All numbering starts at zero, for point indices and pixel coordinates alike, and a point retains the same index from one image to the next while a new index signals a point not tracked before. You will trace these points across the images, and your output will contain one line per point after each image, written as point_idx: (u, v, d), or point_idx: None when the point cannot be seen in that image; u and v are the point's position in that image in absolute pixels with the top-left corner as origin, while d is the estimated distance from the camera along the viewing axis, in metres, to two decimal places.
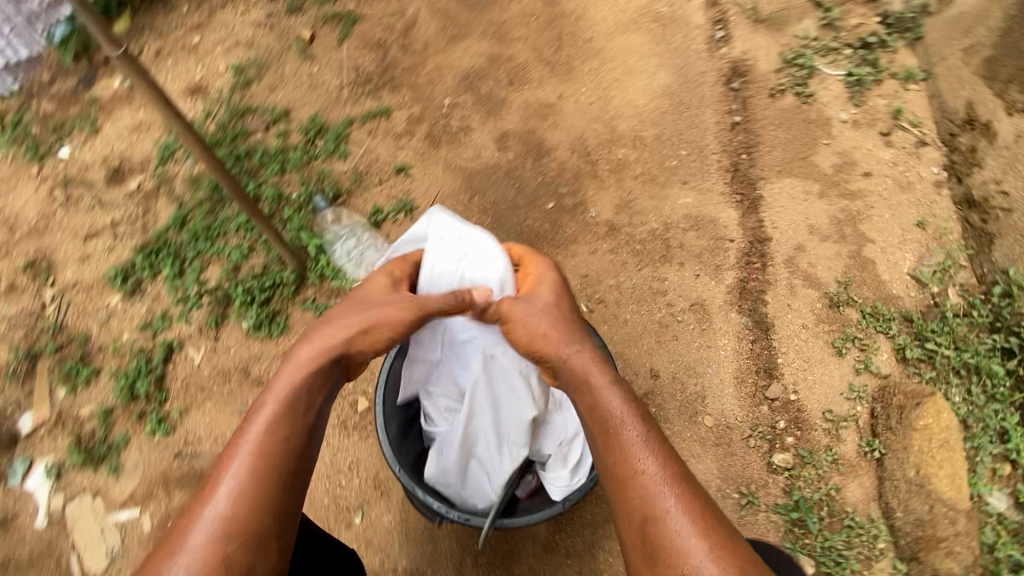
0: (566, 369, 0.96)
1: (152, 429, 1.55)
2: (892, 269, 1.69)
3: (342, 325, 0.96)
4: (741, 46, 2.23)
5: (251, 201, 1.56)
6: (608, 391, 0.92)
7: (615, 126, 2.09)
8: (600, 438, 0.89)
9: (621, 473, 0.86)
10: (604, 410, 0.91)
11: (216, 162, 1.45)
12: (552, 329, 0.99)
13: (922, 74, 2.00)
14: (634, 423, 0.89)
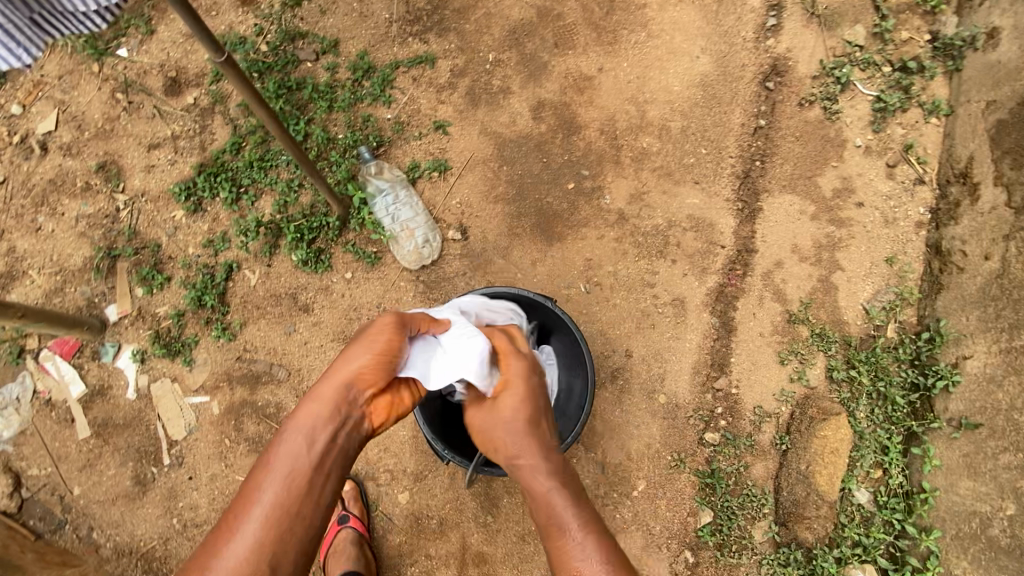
0: (524, 472, 1.26)
1: (218, 335, 1.92)
2: (850, 298, 1.96)
3: (348, 370, 1.18)
4: (788, 42, 2.21)
5: (299, 148, 1.70)
6: (556, 491, 1.21)
7: (645, 112, 2.17)
8: (547, 534, 1.17)
9: (565, 564, 1.12)
10: (552, 509, 1.19)
11: (280, 124, 1.63)
12: (507, 439, 1.30)
13: (946, 110, 2.08)
14: (575, 522, 1.16)
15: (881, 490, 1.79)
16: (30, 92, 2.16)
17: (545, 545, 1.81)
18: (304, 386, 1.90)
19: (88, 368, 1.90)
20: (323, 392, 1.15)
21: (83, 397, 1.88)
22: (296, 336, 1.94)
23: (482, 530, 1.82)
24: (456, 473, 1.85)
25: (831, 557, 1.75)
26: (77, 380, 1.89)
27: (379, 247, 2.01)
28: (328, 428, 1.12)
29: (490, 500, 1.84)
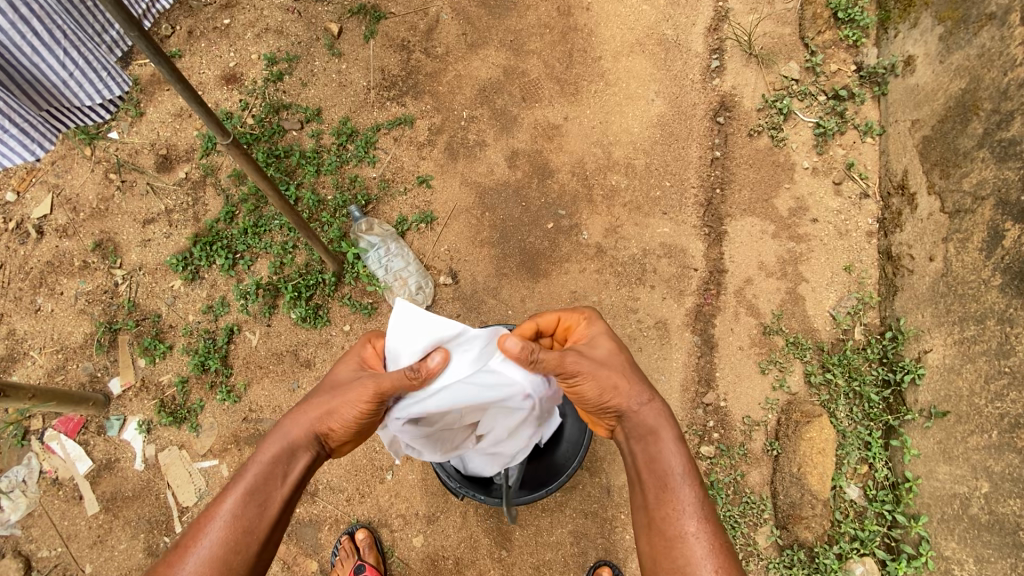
0: (636, 420, 1.16)
1: (223, 398, 1.97)
2: (817, 307, 2.12)
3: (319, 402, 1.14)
4: (732, 81, 2.44)
5: (308, 228, 1.88)
6: (670, 446, 1.14)
7: (611, 153, 2.35)
8: (657, 488, 1.10)
9: (669, 524, 1.07)
10: (664, 464, 1.12)
11: (286, 203, 1.77)
12: (623, 384, 1.16)
13: (878, 130, 2.32)
14: (689, 483, 1.10)
15: (870, 485, 1.92)
16: (23, 179, 2.23)
17: (561, 573, 1.86)
18: None
19: (94, 443, 1.94)
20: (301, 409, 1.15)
21: (90, 473, 1.92)
22: (300, 391, 2.01)
23: (498, 564, 1.86)
24: (467, 511, 1.89)
25: (832, 553, 1.84)
26: (84, 456, 1.93)
27: (374, 298, 2.11)
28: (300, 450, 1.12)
29: (503, 534, 1.88)
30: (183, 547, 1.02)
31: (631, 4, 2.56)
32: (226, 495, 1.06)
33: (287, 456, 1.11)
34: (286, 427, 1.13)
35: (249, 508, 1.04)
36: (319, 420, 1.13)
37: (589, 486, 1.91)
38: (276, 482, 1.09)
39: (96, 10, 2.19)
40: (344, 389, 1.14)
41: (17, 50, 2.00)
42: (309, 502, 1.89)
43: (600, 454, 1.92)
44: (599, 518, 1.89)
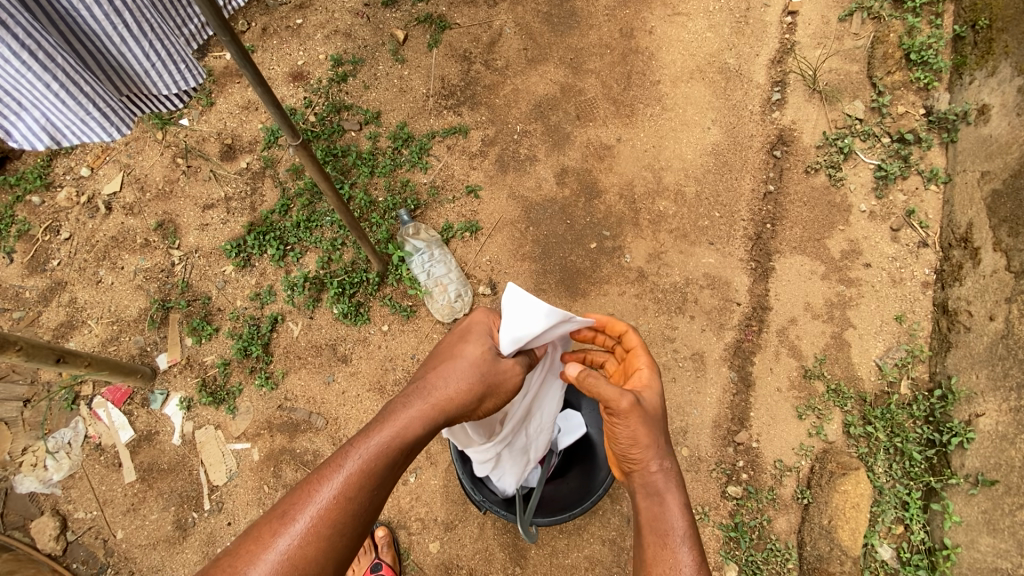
0: (648, 480, 1.14)
1: (261, 384, 2.03)
2: (863, 355, 2.05)
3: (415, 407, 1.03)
4: (792, 115, 2.40)
5: (361, 229, 1.94)
6: (675, 511, 1.11)
7: (661, 178, 2.34)
8: (656, 546, 1.07)
9: None
10: (666, 524, 1.09)
11: (344, 207, 1.84)
12: (648, 445, 1.13)
13: (944, 177, 2.23)
14: (689, 553, 1.05)
15: (904, 547, 1.81)
16: (97, 156, 2.36)
17: None
18: (340, 435, 2.00)
19: (138, 414, 2.03)
20: (394, 415, 1.02)
21: (131, 442, 2.01)
22: (334, 385, 2.06)
23: None
24: (486, 523, 1.90)
25: None
26: (127, 426, 2.02)
27: (414, 301, 2.14)
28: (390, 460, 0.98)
29: (519, 551, 1.88)
30: (289, 510, 0.90)
31: (694, 30, 2.57)
32: (317, 497, 0.91)
33: (391, 464, 0.98)
34: (415, 409, 1.03)
35: (366, 486, 0.94)
36: (455, 408, 1.07)
37: (610, 512, 1.90)
38: (397, 463, 0.99)
39: (184, 7, 2.30)
40: (486, 378, 1.11)
41: (107, 38, 1.97)
42: None
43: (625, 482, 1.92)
44: (617, 546, 1.88)
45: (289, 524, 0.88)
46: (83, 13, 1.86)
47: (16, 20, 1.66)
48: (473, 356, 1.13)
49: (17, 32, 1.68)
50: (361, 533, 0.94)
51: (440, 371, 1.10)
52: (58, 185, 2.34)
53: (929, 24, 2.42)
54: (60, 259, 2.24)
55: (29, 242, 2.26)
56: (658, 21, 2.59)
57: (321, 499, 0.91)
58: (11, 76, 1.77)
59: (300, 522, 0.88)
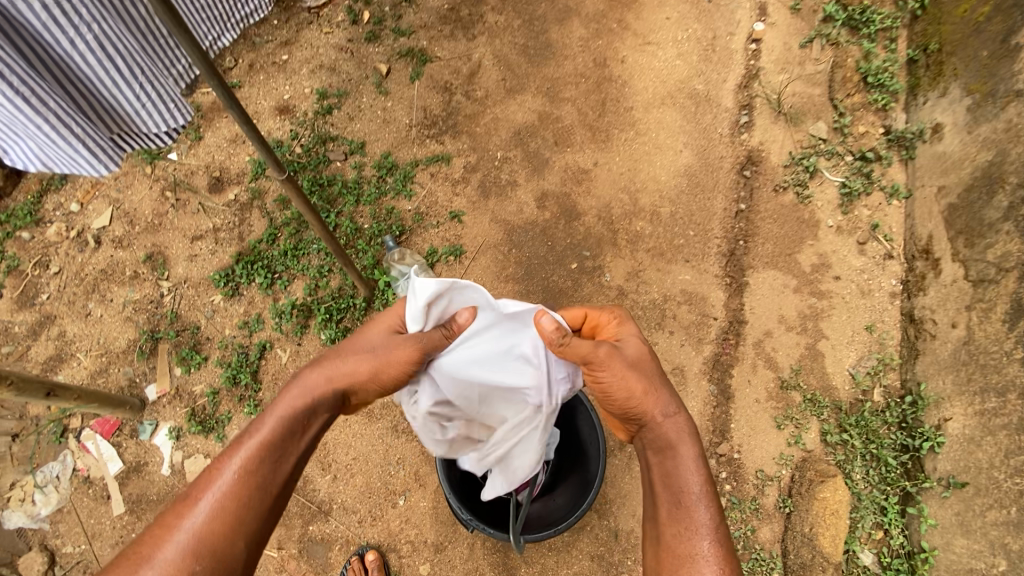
0: (657, 433, 1.13)
1: (250, 412, 2.06)
2: (836, 365, 2.13)
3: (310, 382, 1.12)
4: (760, 136, 2.52)
5: (346, 256, 1.99)
6: (689, 465, 1.09)
7: (638, 199, 2.43)
8: (671, 504, 1.06)
9: (682, 540, 1.02)
10: (681, 479, 1.08)
11: (330, 235, 1.89)
12: (649, 393, 1.13)
13: (904, 193, 2.35)
14: (707, 505, 1.04)
15: (884, 551, 1.86)
16: (86, 191, 2.41)
17: None
18: (329, 460, 2.01)
19: (126, 445, 2.04)
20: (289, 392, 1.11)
21: (120, 474, 2.01)
22: None
23: None
24: (475, 543, 1.92)
25: None
26: (115, 458, 2.03)
27: None
28: (289, 432, 1.07)
29: (508, 568, 1.90)
30: (192, 494, 0.99)
31: (664, 58, 2.70)
32: (217, 478, 1.00)
33: (290, 434, 1.07)
34: (306, 381, 1.12)
35: (265, 464, 1.03)
36: (351, 380, 1.14)
37: (597, 527, 1.93)
38: (294, 436, 1.08)
39: (167, 47, 2.28)
40: (381, 355, 1.15)
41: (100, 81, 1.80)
42: (323, 520, 1.94)
43: (610, 497, 1.96)
44: (606, 562, 1.91)
45: (192, 506, 0.97)
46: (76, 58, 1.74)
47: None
48: (377, 338, 1.18)
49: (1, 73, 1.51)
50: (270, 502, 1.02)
51: (340, 347, 1.17)
52: (47, 220, 2.38)
53: (884, 49, 2.59)
54: (49, 293, 2.27)
55: (19, 278, 2.30)
56: (629, 50, 2.72)
57: (220, 480, 1.00)
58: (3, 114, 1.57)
59: (202, 502, 0.97)
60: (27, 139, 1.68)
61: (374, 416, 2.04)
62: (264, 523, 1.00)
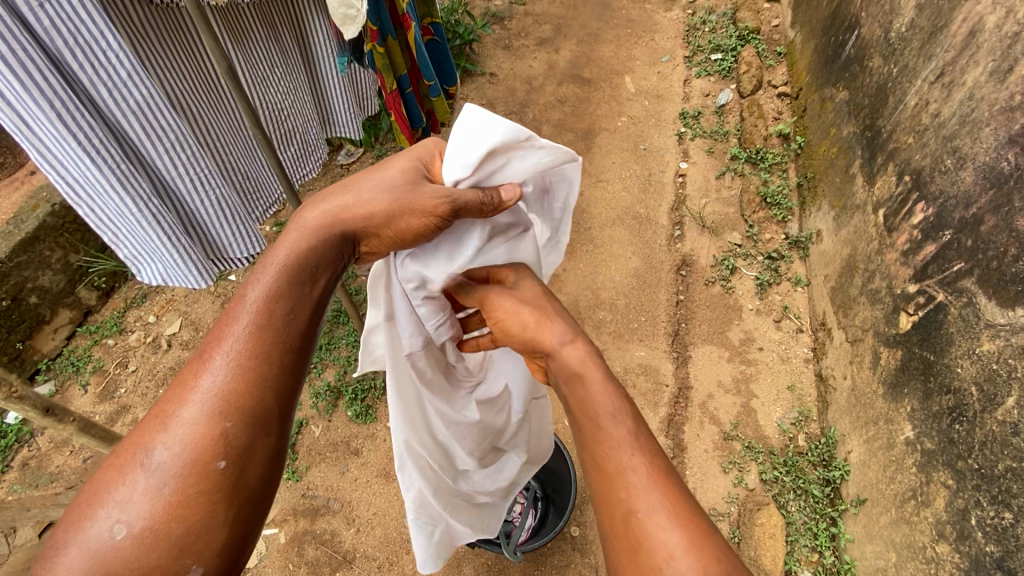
0: (562, 361, 1.07)
1: (288, 477, 2.49)
2: (767, 418, 2.62)
3: (323, 210, 1.09)
4: (690, 244, 3.25)
5: None
6: (602, 388, 1.00)
7: (599, 295, 3.10)
8: (589, 432, 0.96)
9: (607, 461, 0.92)
10: (595, 404, 0.98)
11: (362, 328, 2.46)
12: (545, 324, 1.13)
13: (805, 281, 3.03)
14: (622, 418, 0.95)
15: (819, 570, 2.21)
16: (162, 306, 3.05)
17: None
18: (353, 515, 2.41)
19: None
20: (304, 220, 1.07)
21: None
22: (348, 474, 2.51)
23: None
24: None
25: None
26: None
27: None
28: (314, 263, 1.05)
29: None
30: (223, 329, 0.96)
31: (613, 191, 3.54)
32: (246, 304, 0.98)
33: (311, 259, 1.04)
34: (313, 215, 1.08)
35: (278, 311, 0.98)
36: (352, 223, 1.10)
37: (580, 565, 2.28)
38: (302, 289, 1.02)
39: (254, 197, 2.34)
40: (400, 193, 1.12)
41: (202, 207, 2.03)
42: (347, 566, 2.29)
43: (590, 537, 2.34)
44: None
45: (208, 363, 0.93)
46: (181, 185, 1.93)
47: (116, 168, 1.69)
48: (395, 178, 1.14)
49: (120, 189, 1.73)
50: (298, 332, 0.99)
51: (357, 184, 1.13)
52: (128, 329, 2.99)
53: (778, 177, 3.43)
54: (126, 387, 2.80)
55: (102, 376, 2.84)
56: (587, 186, 3.57)
57: (249, 303, 0.98)
58: (127, 224, 1.85)
59: (219, 359, 0.93)
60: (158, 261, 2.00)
61: (392, 477, 2.50)
62: (290, 365, 0.97)
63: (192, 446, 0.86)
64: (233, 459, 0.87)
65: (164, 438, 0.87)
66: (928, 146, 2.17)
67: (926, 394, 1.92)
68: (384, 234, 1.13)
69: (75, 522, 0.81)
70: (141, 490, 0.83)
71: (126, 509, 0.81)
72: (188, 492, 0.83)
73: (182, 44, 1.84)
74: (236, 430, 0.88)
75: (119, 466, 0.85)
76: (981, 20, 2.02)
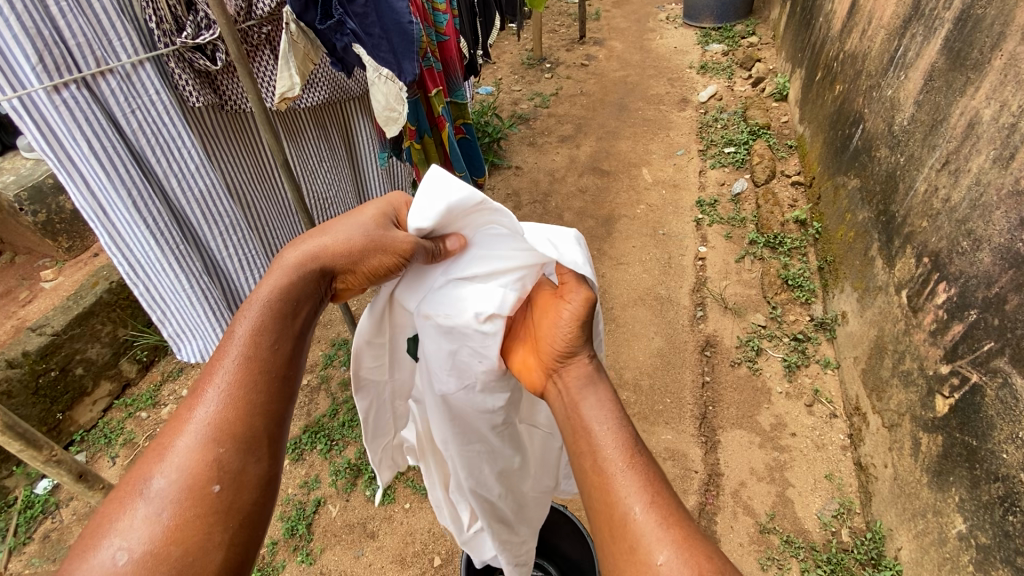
0: (569, 379, 1.07)
1: (302, 559, 2.41)
2: (805, 509, 2.47)
3: (295, 253, 1.08)
4: (713, 325, 3.26)
5: None
6: (598, 403, 1.01)
7: (622, 374, 3.08)
8: (579, 446, 0.98)
9: (596, 470, 0.92)
10: (585, 416, 1.00)
11: None
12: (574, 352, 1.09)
13: (834, 363, 2.96)
14: (610, 428, 0.97)
15: None
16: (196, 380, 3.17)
17: None
18: None
19: None
20: (284, 261, 1.06)
21: None
22: (362, 558, 2.42)
23: None
24: None
25: None
26: None
27: None
28: (303, 299, 1.06)
29: None
30: (215, 360, 0.96)
31: (633, 273, 3.64)
32: (233, 337, 0.98)
33: (294, 293, 1.05)
34: (293, 256, 1.07)
35: (263, 343, 0.98)
36: (330, 262, 1.10)
37: None
38: (284, 322, 1.02)
39: None
40: (373, 235, 1.14)
41: (245, 283, 2.18)
42: None
43: None
44: None
45: (200, 396, 0.93)
46: (227, 264, 2.09)
47: (171, 242, 1.85)
48: (370, 223, 1.16)
49: (172, 261, 1.87)
50: (287, 358, 1.00)
51: (334, 227, 1.13)
52: (162, 402, 3.08)
53: (798, 260, 3.48)
54: None
55: (130, 448, 2.89)
56: (608, 269, 3.68)
57: (236, 335, 0.98)
58: (176, 295, 1.97)
59: (212, 391, 0.93)
60: (200, 333, 2.11)
61: (406, 564, 2.40)
62: (281, 392, 0.97)
63: (189, 472, 0.86)
64: (228, 483, 0.87)
65: (161, 467, 0.86)
66: (943, 229, 2.22)
67: (974, 482, 1.82)
68: (360, 271, 1.13)
69: (77, 557, 0.79)
70: (140, 518, 0.81)
71: (127, 536, 0.79)
72: (185, 516, 0.82)
73: (246, 142, 2.10)
74: (229, 456, 0.88)
75: (119, 499, 0.84)
76: (978, 113, 2.14)
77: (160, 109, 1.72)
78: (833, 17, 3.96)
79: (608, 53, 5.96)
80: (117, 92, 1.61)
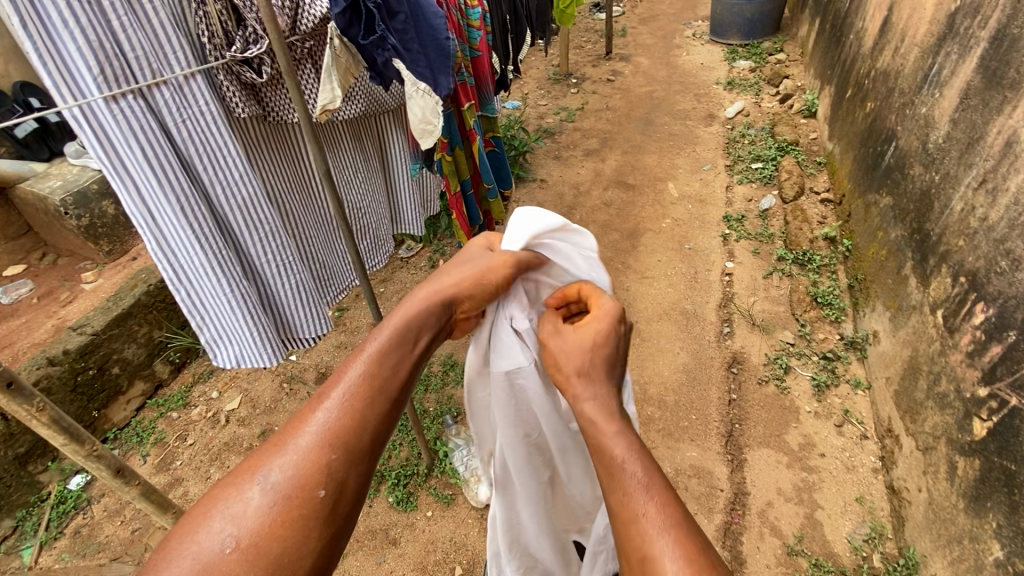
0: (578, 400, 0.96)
1: None
2: (834, 532, 2.41)
3: (422, 293, 1.05)
4: (740, 341, 3.23)
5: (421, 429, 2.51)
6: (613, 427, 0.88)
7: (647, 390, 3.06)
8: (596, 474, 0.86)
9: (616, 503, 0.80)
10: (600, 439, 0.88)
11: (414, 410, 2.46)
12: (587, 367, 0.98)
13: (865, 384, 2.90)
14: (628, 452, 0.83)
15: None
16: (225, 382, 3.24)
17: None
18: None
19: None
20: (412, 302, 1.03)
21: None
22: (384, 565, 2.43)
23: None
24: None
25: None
26: None
27: (454, 489, 2.65)
28: (427, 328, 1.01)
29: None
30: (343, 368, 0.94)
31: (658, 288, 3.63)
32: (364, 352, 0.95)
33: (422, 321, 1.01)
34: (419, 296, 1.04)
35: (388, 361, 0.94)
36: (449, 294, 1.08)
37: None
38: (407, 348, 0.97)
39: (327, 284, 2.56)
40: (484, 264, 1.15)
41: (282, 290, 2.23)
42: None
43: None
44: None
45: (324, 398, 0.90)
46: (265, 270, 2.14)
47: (213, 247, 1.91)
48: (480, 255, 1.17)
49: (214, 265, 1.93)
50: (405, 388, 0.95)
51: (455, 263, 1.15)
52: (192, 404, 3.16)
53: (828, 277, 3.42)
54: (182, 459, 2.89)
55: (161, 447, 2.96)
56: (633, 283, 3.67)
57: (366, 351, 0.95)
58: (215, 300, 2.01)
59: (335, 395, 0.90)
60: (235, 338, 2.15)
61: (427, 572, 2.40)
62: (394, 414, 0.93)
63: (302, 471, 0.82)
64: (332, 491, 0.82)
65: (278, 460, 0.83)
66: (980, 248, 2.17)
67: (1012, 509, 1.76)
68: (476, 295, 1.12)
69: (186, 532, 0.77)
70: (252, 506, 0.79)
71: (238, 523, 0.77)
72: (292, 514, 0.79)
73: (290, 154, 2.19)
74: (340, 465, 0.84)
75: (233, 479, 0.82)
76: (1016, 131, 2.10)
77: (209, 119, 1.79)
78: (865, 34, 3.94)
79: (635, 69, 6.00)
80: (170, 102, 1.69)
